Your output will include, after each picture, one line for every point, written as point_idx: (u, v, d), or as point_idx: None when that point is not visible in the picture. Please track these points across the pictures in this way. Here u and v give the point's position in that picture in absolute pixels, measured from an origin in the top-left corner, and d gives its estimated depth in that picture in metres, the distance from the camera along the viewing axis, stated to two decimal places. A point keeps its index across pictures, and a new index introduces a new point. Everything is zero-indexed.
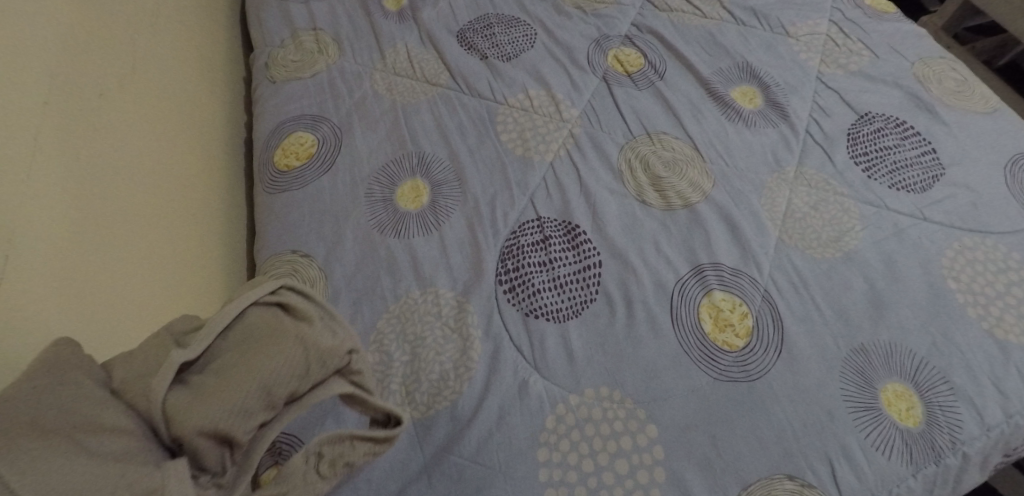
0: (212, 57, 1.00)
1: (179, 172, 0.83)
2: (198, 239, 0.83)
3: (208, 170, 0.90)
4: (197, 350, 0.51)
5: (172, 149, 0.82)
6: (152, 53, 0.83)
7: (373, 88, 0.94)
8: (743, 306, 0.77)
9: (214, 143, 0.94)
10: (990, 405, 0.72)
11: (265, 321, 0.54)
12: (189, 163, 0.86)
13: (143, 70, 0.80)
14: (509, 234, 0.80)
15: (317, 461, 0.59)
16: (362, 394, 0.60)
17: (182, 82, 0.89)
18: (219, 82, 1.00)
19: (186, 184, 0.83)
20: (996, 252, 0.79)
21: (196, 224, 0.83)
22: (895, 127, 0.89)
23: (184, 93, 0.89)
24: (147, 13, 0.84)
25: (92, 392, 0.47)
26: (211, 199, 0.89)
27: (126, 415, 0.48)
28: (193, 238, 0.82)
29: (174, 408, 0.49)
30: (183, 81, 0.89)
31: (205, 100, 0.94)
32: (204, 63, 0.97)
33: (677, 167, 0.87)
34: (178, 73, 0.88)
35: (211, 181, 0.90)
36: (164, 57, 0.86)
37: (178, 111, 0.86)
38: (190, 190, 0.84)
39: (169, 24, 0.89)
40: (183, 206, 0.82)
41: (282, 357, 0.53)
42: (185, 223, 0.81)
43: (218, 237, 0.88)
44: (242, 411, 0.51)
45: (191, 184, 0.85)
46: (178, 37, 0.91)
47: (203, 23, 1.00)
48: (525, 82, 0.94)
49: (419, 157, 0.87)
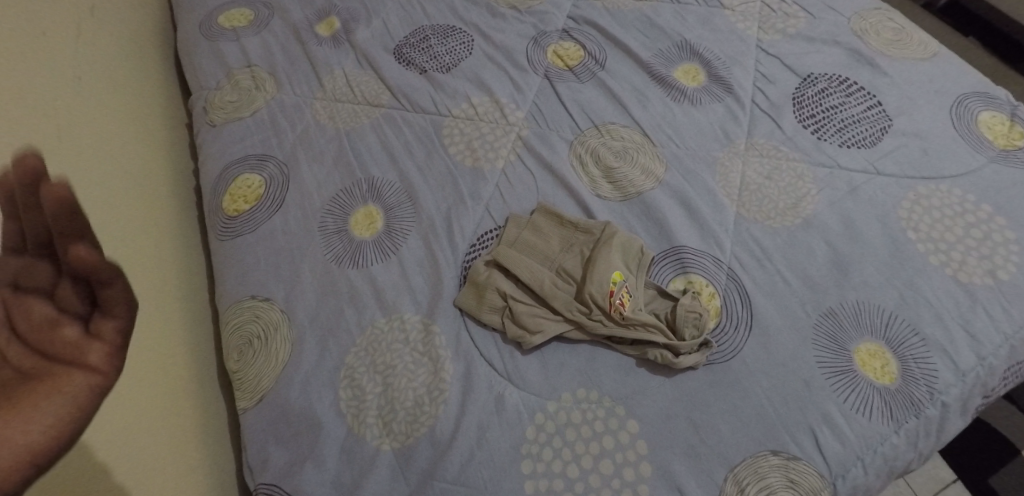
0: (151, 111, 0.99)
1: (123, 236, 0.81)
2: (158, 364, 0.77)
3: (161, 256, 0.86)
4: (548, 243, 0.79)
5: (118, 211, 0.82)
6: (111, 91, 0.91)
7: (315, 118, 0.93)
8: (709, 287, 0.77)
9: (161, 199, 0.92)
10: (962, 350, 0.72)
11: (537, 229, 0.80)
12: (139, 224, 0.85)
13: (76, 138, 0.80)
14: (468, 247, 0.80)
15: (503, 316, 0.74)
16: (529, 309, 0.74)
17: (118, 142, 0.88)
18: (157, 127, 0.98)
19: (127, 257, 0.80)
20: (952, 196, 0.79)
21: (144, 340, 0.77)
22: (838, 85, 0.89)
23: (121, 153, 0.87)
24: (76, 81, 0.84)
25: (612, 248, 0.77)
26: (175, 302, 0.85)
27: (549, 247, 0.79)
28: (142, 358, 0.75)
29: (512, 258, 0.77)
30: (118, 142, 0.88)
31: (147, 156, 0.93)
32: (141, 111, 0.96)
33: (627, 155, 0.86)
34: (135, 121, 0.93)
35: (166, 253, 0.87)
36: (95, 118, 0.85)
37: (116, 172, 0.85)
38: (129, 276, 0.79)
39: (100, 88, 0.89)
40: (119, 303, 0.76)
41: (548, 258, 0.78)
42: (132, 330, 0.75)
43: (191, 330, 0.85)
44: (549, 260, 0.78)
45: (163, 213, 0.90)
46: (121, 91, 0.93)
47: (135, 80, 0.98)
48: (467, 91, 0.93)
49: (368, 182, 0.86)
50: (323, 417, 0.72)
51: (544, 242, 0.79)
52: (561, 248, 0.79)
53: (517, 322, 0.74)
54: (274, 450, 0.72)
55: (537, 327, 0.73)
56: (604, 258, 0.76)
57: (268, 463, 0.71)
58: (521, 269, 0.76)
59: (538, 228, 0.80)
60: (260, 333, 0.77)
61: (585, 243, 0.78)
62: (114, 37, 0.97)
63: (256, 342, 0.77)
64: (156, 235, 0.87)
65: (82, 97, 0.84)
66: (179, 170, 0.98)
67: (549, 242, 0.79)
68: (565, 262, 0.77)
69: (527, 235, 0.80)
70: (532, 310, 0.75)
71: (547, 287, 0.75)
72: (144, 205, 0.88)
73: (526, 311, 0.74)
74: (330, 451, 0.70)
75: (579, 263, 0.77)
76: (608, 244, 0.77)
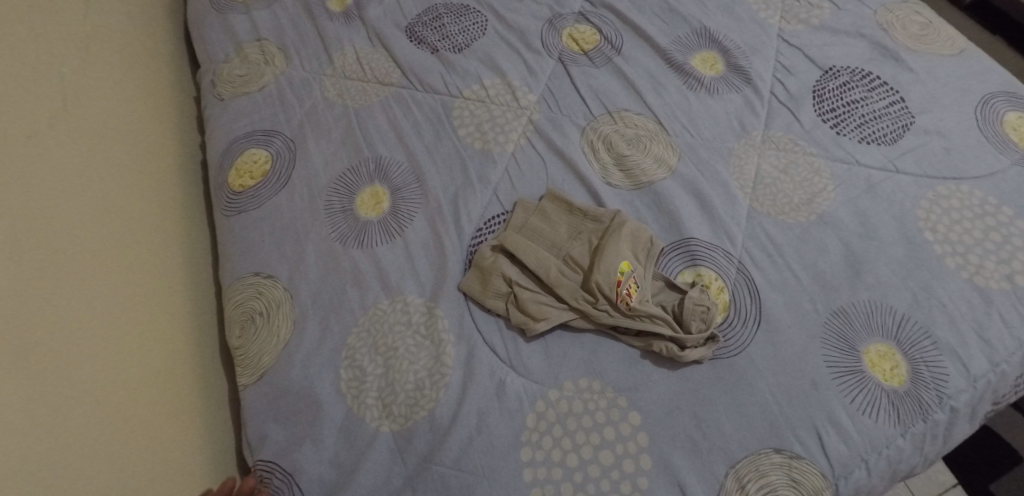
0: (158, 87, 0.96)
1: (136, 223, 0.81)
2: (163, 363, 0.76)
3: (168, 240, 0.85)
4: (556, 230, 0.78)
5: (130, 199, 0.82)
6: (133, 77, 0.91)
7: (324, 94, 0.91)
8: (718, 280, 0.76)
9: (172, 179, 0.90)
10: (974, 355, 0.71)
11: (545, 215, 0.79)
12: (147, 204, 0.84)
13: (86, 116, 0.80)
14: (474, 231, 0.79)
15: (508, 302, 0.73)
16: (534, 296, 0.73)
17: (135, 131, 0.88)
18: (165, 99, 0.96)
19: (138, 244, 0.80)
20: (972, 198, 0.77)
21: (144, 325, 0.76)
22: (860, 79, 0.87)
23: (131, 130, 0.87)
24: (85, 57, 0.84)
25: (623, 237, 0.75)
26: (181, 285, 0.83)
27: (557, 233, 0.77)
28: (139, 351, 0.74)
29: (518, 243, 0.76)
30: (128, 121, 0.87)
31: (157, 132, 0.92)
32: (149, 84, 0.95)
33: (641, 144, 0.84)
34: (155, 111, 0.93)
35: (177, 243, 0.86)
36: (116, 105, 0.86)
37: (126, 149, 0.84)
38: (132, 261, 0.78)
39: (112, 64, 0.88)
40: (120, 291, 0.74)
41: (555, 244, 0.77)
42: (131, 320, 0.74)
43: (196, 313, 0.84)
44: (556, 247, 0.77)
45: (175, 207, 0.89)
46: (133, 67, 0.92)
47: (141, 53, 0.96)
48: (479, 71, 0.91)
49: (375, 161, 0.84)
50: (323, 396, 0.71)
51: (551, 227, 0.78)
52: (569, 235, 0.77)
53: (521, 309, 0.73)
54: (272, 429, 0.71)
55: (541, 314, 0.72)
56: (612, 246, 0.74)
57: (267, 440, 0.70)
58: (526, 255, 0.75)
59: (546, 213, 0.79)
60: (263, 310, 0.76)
61: (595, 230, 0.77)
62: (124, 9, 0.95)
63: (258, 319, 0.76)
64: (162, 215, 0.86)
65: (95, 73, 0.84)
66: (186, 144, 0.96)
67: (556, 229, 0.78)
68: (572, 249, 0.76)
69: (534, 220, 0.78)
70: (537, 296, 0.74)
71: (553, 275, 0.74)
72: (150, 184, 0.86)
73: (531, 297, 0.73)
74: (329, 431, 0.70)
75: (587, 251, 0.76)
76: (617, 233, 0.75)
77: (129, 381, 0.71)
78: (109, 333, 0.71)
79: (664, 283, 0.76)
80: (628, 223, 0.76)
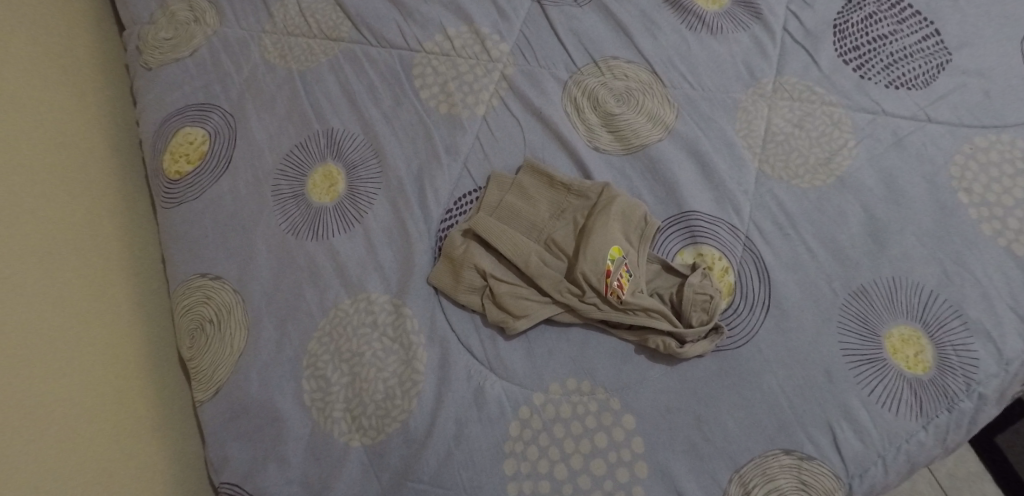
0: (71, 70, 0.86)
1: (70, 231, 0.75)
2: (113, 377, 0.71)
3: (103, 250, 0.77)
4: (536, 209, 0.68)
5: (61, 205, 0.76)
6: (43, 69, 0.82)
7: (264, 56, 0.79)
8: (723, 260, 0.67)
9: (104, 181, 0.82)
10: (1010, 335, 0.62)
11: (523, 191, 0.69)
12: (76, 212, 0.77)
13: None
14: (444, 214, 0.70)
15: (484, 296, 0.65)
16: (513, 289, 0.65)
17: (57, 130, 0.80)
18: (85, 84, 0.86)
19: (75, 253, 0.74)
20: (1014, 150, 0.67)
21: (89, 338, 0.71)
22: (889, 9, 0.74)
23: (49, 131, 0.79)
24: None
25: (614, 215, 0.66)
26: (126, 300, 0.77)
27: (537, 213, 0.68)
28: (78, 374, 0.69)
29: (492, 228, 0.66)
30: (45, 121, 0.79)
31: (81, 127, 0.83)
32: (61, 69, 0.84)
33: (632, 99, 0.73)
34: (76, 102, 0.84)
35: (116, 249, 0.79)
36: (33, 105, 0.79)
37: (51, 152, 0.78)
38: (66, 273, 0.73)
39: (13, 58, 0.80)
40: (48, 317, 0.69)
41: (535, 226, 0.68)
42: (71, 336, 0.70)
43: (148, 327, 0.77)
44: (536, 229, 0.68)
45: (114, 211, 0.81)
46: (40, 56, 0.83)
47: (50, 35, 0.85)
48: (442, 19, 0.78)
49: (327, 135, 0.74)
50: (285, 411, 0.64)
51: (530, 206, 0.68)
52: (550, 214, 0.68)
53: (500, 305, 0.65)
54: (233, 448, 0.65)
55: (522, 310, 0.64)
56: (601, 227, 0.65)
57: (229, 460, 0.65)
58: (502, 241, 0.66)
59: (523, 188, 0.69)
60: (213, 317, 0.68)
61: (582, 208, 0.68)
62: None
63: (209, 327, 0.68)
64: (98, 222, 0.79)
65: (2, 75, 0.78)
66: (116, 135, 0.87)
67: (535, 206, 0.68)
68: (555, 232, 0.67)
69: (510, 198, 0.69)
70: (516, 289, 0.65)
71: (535, 263, 0.65)
72: (80, 187, 0.79)
73: (511, 291, 0.65)
74: (294, 448, 0.64)
75: (573, 233, 0.67)
76: (607, 210, 0.66)
77: (64, 414, 0.66)
78: (40, 361, 0.67)
79: (662, 267, 0.67)
80: (620, 198, 0.67)
